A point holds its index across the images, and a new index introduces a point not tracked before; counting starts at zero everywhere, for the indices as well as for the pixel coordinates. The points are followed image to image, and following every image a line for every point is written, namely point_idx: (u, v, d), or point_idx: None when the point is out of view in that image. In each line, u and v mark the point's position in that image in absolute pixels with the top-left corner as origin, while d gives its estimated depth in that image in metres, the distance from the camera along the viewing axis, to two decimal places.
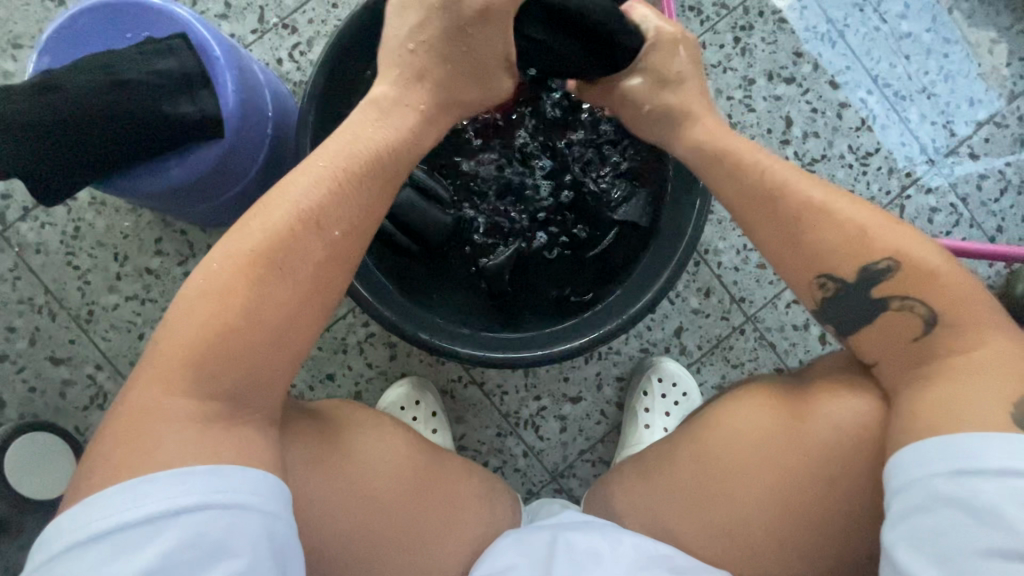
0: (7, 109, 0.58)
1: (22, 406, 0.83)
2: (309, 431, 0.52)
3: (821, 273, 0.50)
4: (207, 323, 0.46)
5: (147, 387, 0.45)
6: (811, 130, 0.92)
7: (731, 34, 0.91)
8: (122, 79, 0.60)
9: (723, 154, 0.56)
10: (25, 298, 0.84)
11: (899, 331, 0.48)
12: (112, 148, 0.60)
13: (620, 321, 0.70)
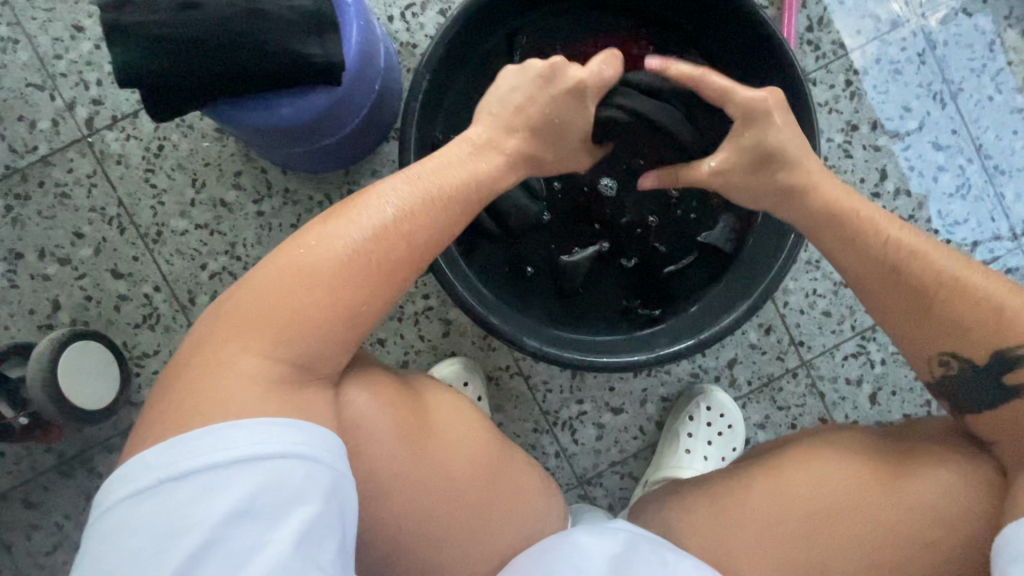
0: (148, 19, 0.56)
1: (76, 313, 0.83)
2: (397, 399, 0.52)
3: (941, 351, 0.52)
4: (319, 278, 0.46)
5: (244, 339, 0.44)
6: (903, 188, 0.90)
7: (844, 76, 0.89)
8: (260, 9, 0.58)
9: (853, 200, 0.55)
10: (98, 207, 0.84)
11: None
12: (226, 72, 0.58)
13: (689, 346, 0.70)
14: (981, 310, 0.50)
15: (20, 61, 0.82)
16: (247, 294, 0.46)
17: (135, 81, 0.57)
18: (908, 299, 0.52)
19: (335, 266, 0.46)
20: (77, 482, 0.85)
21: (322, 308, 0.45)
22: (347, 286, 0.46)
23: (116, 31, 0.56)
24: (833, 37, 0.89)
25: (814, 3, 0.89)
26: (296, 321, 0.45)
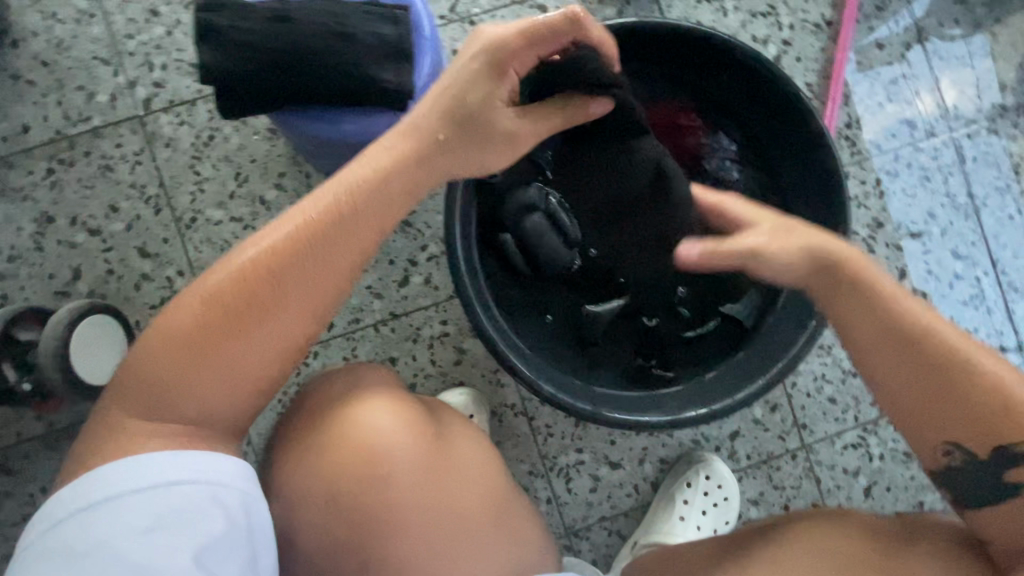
0: (240, 26, 0.58)
1: (94, 285, 0.83)
2: (419, 417, 0.54)
3: (947, 439, 0.51)
4: (206, 320, 0.49)
5: (149, 378, 0.48)
6: (920, 290, 0.93)
7: (876, 174, 0.93)
8: (348, 32, 0.60)
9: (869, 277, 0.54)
10: (138, 185, 0.84)
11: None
12: (304, 84, 0.60)
13: (699, 413, 0.71)
14: (991, 398, 0.50)
15: (91, 34, 0.84)
16: (153, 333, 0.49)
17: (214, 79, 0.59)
18: (926, 380, 0.51)
19: (257, 293, 0.50)
20: (60, 455, 0.83)
21: (216, 356, 0.49)
22: (239, 333, 0.49)
23: (209, 31, 0.58)
24: (871, 137, 0.93)
25: (856, 102, 0.93)
26: (237, 346, 0.49)
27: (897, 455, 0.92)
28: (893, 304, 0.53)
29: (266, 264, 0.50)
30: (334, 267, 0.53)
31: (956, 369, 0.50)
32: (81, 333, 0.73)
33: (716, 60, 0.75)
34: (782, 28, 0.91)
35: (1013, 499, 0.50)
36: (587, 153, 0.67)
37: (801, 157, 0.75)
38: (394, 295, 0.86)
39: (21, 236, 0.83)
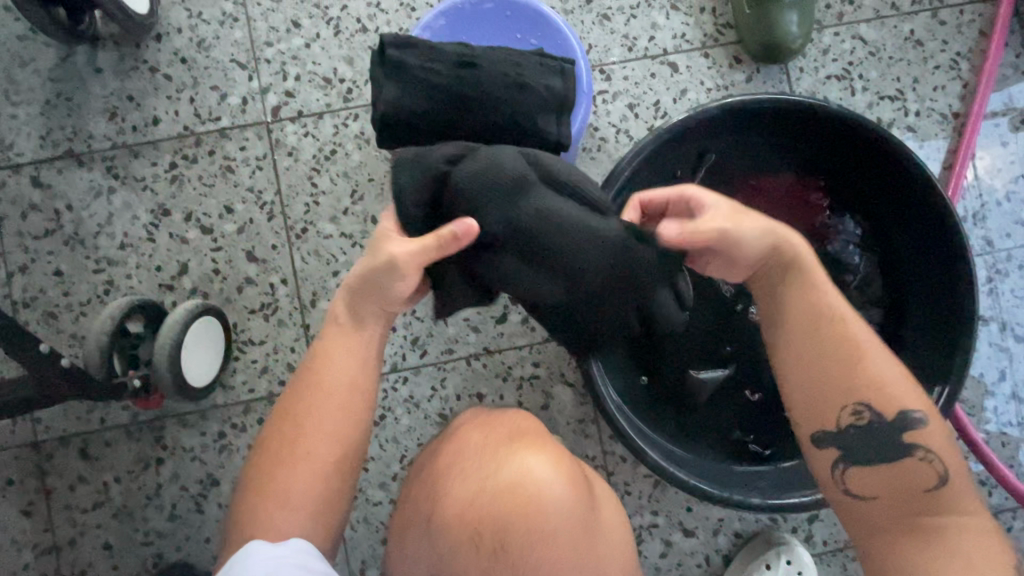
0: (422, 66, 0.59)
1: (198, 282, 0.83)
2: (574, 474, 0.54)
3: (857, 402, 0.54)
4: (269, 459, 0.54)
5: (249, 515, 0.53)
6: (1019, 394, 0.91)
7: (986, 271, 0.91)
8: (524, 83, 0.60)
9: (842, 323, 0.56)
10: (255, 189, 0.85)
11: (915, 479, 0.53)
12: (473, 127, 0.60)
13: (804, 501, 0.68)
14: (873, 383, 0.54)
15: (233, 38, 0.85)
16: (243, 489, 0.55)
17: (384, 112, 0.59)
18: (837, 350, 0.55)
19: (288, 431, 0.55)
20: (140, 447, 0.83)
21: (286, 481, 0.53)
22: (291, 461, 0.54)
23: (393, 67, 0.59)
24: (984, 233, 0.91)
25: (973, 196, 0.92)
26: (279, 479, 0.53)
27: None
28: (789, 253, 0.57)
29: (289, 409, 0.56)
30: (339, 386, 0.56)
31: (859, 350, 0.54)
32: (194, 331, 0.74)
33: (854, 146, 0.76)
34: (908, 114, 0.91)
35: (903, 459, 0.54)
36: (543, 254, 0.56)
37: (929, 251, 0.75)
38: (490, 330, 0.86)
39: (136, 225, 0.83)
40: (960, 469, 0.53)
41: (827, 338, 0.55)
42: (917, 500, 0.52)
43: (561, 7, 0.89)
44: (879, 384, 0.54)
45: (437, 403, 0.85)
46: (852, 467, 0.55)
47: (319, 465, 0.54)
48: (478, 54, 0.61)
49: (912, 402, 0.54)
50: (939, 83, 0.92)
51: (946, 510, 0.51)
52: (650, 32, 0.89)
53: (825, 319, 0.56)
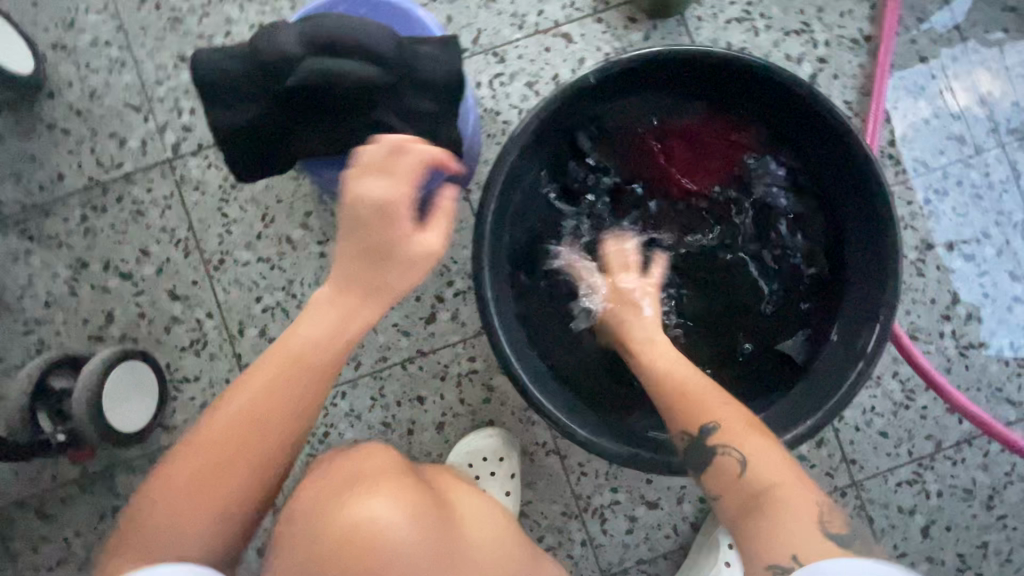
0: (252, 76, 0.55)
1: (126, 328, 0.84)
2: (416, 508, 0.53)
3: (677, 428, 0.61)
4: (222, 438, 0.51)
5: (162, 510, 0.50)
6: (976, 314, 0.87)
7: (923, 194, 0.88)
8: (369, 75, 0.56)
9: (665, 360, 0.66)
10: (168, 229, 0.85)
11: (728, 472, 0.57)
12: (341, 133, 0.58)
13: None
14: (673, 385, 0.64)
15: (123, 83, 0.86)
16: (168, 482, 0.51)
17: (224, 132, 0.56)
18: (659, 380, 0.65)
19: (250, 420, 0.51)
20: (95, 498, 0.84)
21: (205, 486, 0.50)
22: (237, 461, 0.51)
23: (224, 82, 0.55)
24: (914, 155, 0.88)
25: (899, 117, 0.88)
26: (185, 470, 0.51)
27: (958, 492, 0.86)
28: (639, 313, 0.71)
29: (269, 381, 0.52)
30: (303, 370, 0.52)
31: (679, 390, 0.63)
32: (116, 376, 0.75)
33: (758, 86, 0.73)
34: (817, 46, 0.88)
35: (717, 457, 0.58)
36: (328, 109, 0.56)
37: (852, 183, 0.72)
38: (421, 331, 0.85)
39: (57, 282, 0.84)
40: (761, 454, 0.57)
41: (664, 379, 0.64)
42: (749, 496, 0.55)
43: None
44: (681, 404, 0.62)
45: (379, 413, 0.85)
46: (694, 471, 0.60)
47: (250, 471, 0.51)
48: (327, 32, 0.55)
49: (713, 414, 0.60)
50: (844, 9, 0.88)
51: (762, 493, 0.54)
52: (538, 6, 0.87)
53: (655, 358, 0.66)
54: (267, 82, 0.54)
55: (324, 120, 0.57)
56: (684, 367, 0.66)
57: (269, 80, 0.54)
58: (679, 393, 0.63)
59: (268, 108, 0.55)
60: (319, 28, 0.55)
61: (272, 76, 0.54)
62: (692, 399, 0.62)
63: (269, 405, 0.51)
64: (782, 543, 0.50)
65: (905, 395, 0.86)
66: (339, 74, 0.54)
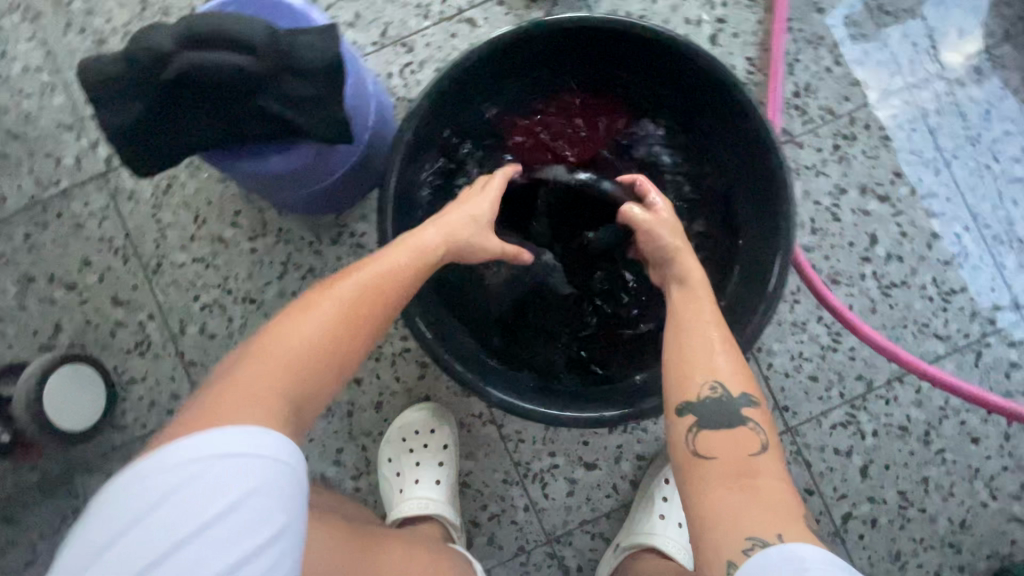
0: (131, 71, 0.58)
1: (74, 336, 0.89)
2: None
3: (711, 379, 0.57)
4: (317, 331, 0.54)
5: (231, 394, 0.48)
6: (895, 254, 0.88)
7: (832, 140, 0.89)
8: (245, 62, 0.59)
9: (709, 319, 0.60)
10: (106, 238, 0.89)
11: (740, 445, 0.56)
12: (227, 121, 0.61)
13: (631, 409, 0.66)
14: (718, 346, 0.58)
15: (55, 104, 0.90)
16: (258, 357, 0.52)
17: (113, 127, 0.59)
18: (705, 334, 0.59)
19: (355, 316, 0.56)
20: (56, 501, 0.87)
21: (294, 365, 0.52)
22: (324, 348, 0.53)
23: (107, 80, 0.58)
24: (820, 103, 0.89)
25: (801, 69, 0.90)
26: (249, 373, 0.50)
27: (893, 430, 0.87)
28: (679, 273, 0.65)
29: (359, 285, 0.58)
30: (391, 282, 0.59)
31: (716, 350, 0.58)
32: (59, 377, 0.81)
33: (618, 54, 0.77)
34: (714, 7, 0.90)
35: (736, 428, 0.56)
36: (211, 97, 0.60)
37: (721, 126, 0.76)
38: None
39: (6, 298, 0.89)
40: (776, 448, 0.56)
41: (701, 333, 0.59)
42: (743, 466, 0.54)
43: None
44: (699, 360, 0.58)
45: None
46: (699, 425, 0.56)
47: (324, 366, 0.53)
48: (202, 25, 0.58)
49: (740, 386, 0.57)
50: None
51: (761, 475, 0.54)
52: None
53: (699, 315, 0.61)
54: (147, 76, 0.58)
55: (208, 110, 0.60)
56: (720, 331, 0.60)
57: (149, 74, 0.58)
58: (712, 353, 0.58)
59: (151, 100, 0.58)
60: (193, 24, 0.58)
61: (151, 70, 0.58)
62: (726, 364, 0.57)
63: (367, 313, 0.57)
64: (771, 522, 0.49)
65: (832, 338, 0.88)
66: (215, 63, 0.58)
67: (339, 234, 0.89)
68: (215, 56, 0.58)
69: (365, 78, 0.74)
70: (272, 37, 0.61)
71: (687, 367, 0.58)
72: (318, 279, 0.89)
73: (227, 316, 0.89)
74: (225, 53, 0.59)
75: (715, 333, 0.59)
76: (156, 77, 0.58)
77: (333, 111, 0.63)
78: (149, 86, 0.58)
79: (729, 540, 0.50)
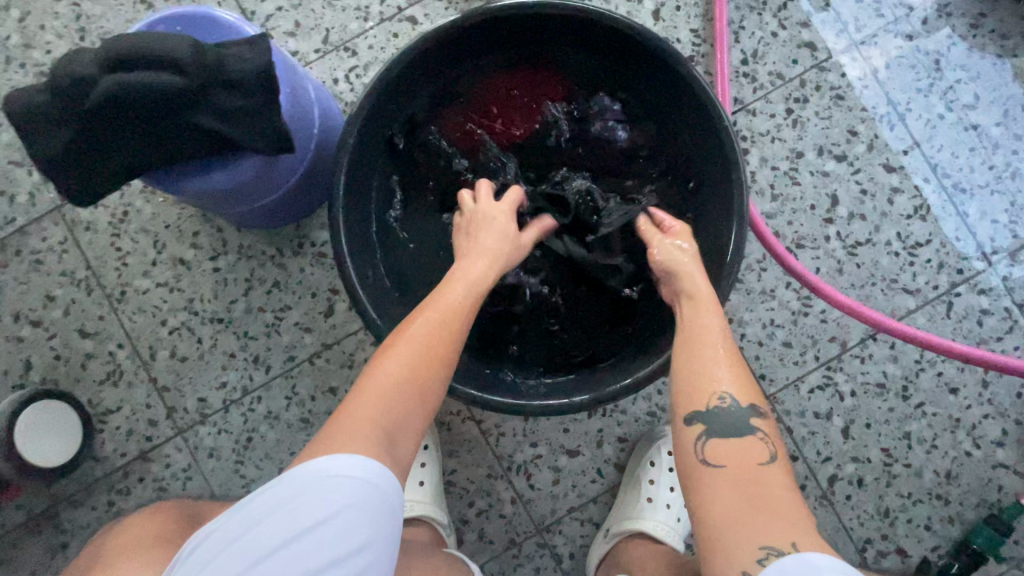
0: (57, 98, 0.57)
1: (45, 372, 0.88)
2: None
3: (722, 389, 0.56)
4: (418, 358, 0.56)
5: (347, 427, 0.51)
6: (857, 212, 0.88)
7: (784, 104, 0.89)
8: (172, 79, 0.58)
9: (716, 331, 0.60)
10: (68, 271, 0.89)
11: (751, 455, 0.54)
12: (163, 141, 0.61)
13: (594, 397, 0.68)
14: (727, 357, 0.58)
15: (3, 142, 0.90)
16: (367, 388, 0.54)
17: (46, 156, 0.59)
18: (715, 348, 0.59)
19: (448, 342, 0.58)
20: (43, 539, 0.87)
21: (399, 394, 0.54)
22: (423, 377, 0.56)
23: (33, 109, 0.58)
24: (770, 68, 0.89)
25: (747, 36, 0.89)
26: (358, 402, 0.53)
27: (871, 388, 0.87)
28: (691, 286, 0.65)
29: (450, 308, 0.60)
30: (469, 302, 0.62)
31: (720, 362, 0.58)
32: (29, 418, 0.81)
33: (562, 28, 0.76)
34: None
35: (747, 436, 0.55)
36: (141, 117, 0.59)
37: (676, 92, 0.75)
38: (322, 325, 0.88)
39: None
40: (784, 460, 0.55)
41: (709, 344, 0.59)
42: (755, 476, 0.52)
43: (288, 4, 0.89)
44: (708, 371, 0.57)
45: (295, 410, 0.88)
46: (710, 433, 0.55)
47: (425, 394, 0.56)
48: (124, 46, 0.58)
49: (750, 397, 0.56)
50: None
51: (770, 484, 0.52)
52: None
53: (711, 328, 0.60)
54: (74, 102, 0.57)
55: (139, 130, 0.60)
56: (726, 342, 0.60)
57: (76, 100, 0.57)
58: (718, 363, 0.58)
59: (81, 126, 0.58)
60: (117, 46, 0.58)
61: (77, 95, 0.57)
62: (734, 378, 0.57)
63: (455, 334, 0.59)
64: (785, 529, 0.48)
65: (802, 303, 0.87)
66: (141, 83, 0.57)
67: (301, 244, 0.88)
68: (138, 75, 0.57)
69: (304, 84, 0.74)
70: (199, 53, 0.60)
71: (694, 376, 0.57)
72: (284, 292, 0.88)
73: (196, 338, 0.88)
74: (151, 72, 0.58)
75: (725, 345, 0.59)
76: (83, 102, 0.57)
77: (269, 120, 0.63)
78: (77, 112, 0.57)
79: (742, 548, 0.48)
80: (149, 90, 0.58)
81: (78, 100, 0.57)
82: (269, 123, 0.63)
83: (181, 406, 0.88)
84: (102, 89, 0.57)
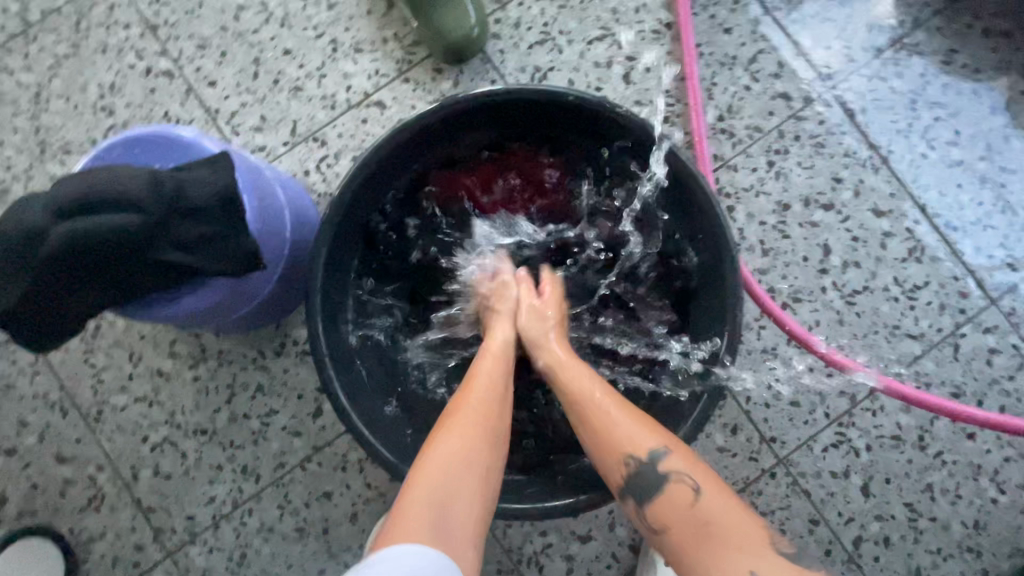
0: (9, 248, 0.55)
1: (23, 503, 0.84)
2: None
3: (625, 453, 0.58)
4: (467, 412, 0.59)
5: (408, 509, 0.52)
6: (851, 260, 0.86)
7: (765, 157, 0.87)
8: (131, 217, 0.56)
9: (592, 412, 0.60)
10: (40, 394, 0.84)
11: (677, 501, 0.55)
12: (124, 277, 0.58)
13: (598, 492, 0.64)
14: (596, 403, 0.61)
15: None
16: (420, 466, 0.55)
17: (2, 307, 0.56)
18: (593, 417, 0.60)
19: (492, 390, 0.62)
20: None
21: (452, 456, 0.55)
22: (473, 435, 0.57)
23: None
24: (747, 122, 0.88)
25: (720, 92, 0.88)
26: (417, 478, 0.54)
27: (887, 441, 0.84)
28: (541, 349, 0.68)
29: (493, 359, 0.66)
30: (495, 351, 0.67)
31: (606, 432, 0.59)
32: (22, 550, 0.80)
33: (527, 118, 0.76)
34: (622, 46, 0.89)
35: (665, 488, 0.56)
36: (99, 258, 0.56)
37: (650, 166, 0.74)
38: (311, 427, 0.84)
39: None
40: (710, 480, 0.56)
41: (591, 419, 0.60)
42: (693, 522, 0.53)
43: (252, 98, 0.88)
44: (608, 431, 0.59)
45: (289, 520, 0.83)
46: (642, 502, 0.57)
47: (477, 449, 0.57)
48: (77, 188, 0.56)
49: (654, 438, 0.58)
50: (639, 4, 0.89)
51: (712, 520, 0.53)
52: (345, 83, 0.88)
53: (590, 407, 0.61)
54: (27, 251, 0.55)
55: (97, 270, 0.57)
56: (599, 391, 0.62)
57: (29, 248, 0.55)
58: (602, 442, 0.59)
59: (35, 274, 0.55)
60: (69, 191, 0.56)
61: (29, 245, 0.55)
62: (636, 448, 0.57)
63: (496, 377, 0.64)
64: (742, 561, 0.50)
65: (805, 359, 0.84)
66: (98, 225, 0.55)
67: (283, 344, 0.85)
68: (95, 219, 0.55)
69: (272, 187, 0.70)
70: (157, 187, 0.58)
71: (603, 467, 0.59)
72: (268, 396, 0.84)
73: (180, 452, 0.84)
74: (109, 212, 0.56)
75: (602, 406, 0.60)
76: (37, 251, 0.55)
77: (238, 244, 0.60)
78: (30, 260, 0.55)
79: None
80: (105, 232, 0.55)
81: (30, 248, 0.55)
82: (236, 246, 0.61)
83: (168, 526, 0.83)
84: (57, 236, 0.55)
